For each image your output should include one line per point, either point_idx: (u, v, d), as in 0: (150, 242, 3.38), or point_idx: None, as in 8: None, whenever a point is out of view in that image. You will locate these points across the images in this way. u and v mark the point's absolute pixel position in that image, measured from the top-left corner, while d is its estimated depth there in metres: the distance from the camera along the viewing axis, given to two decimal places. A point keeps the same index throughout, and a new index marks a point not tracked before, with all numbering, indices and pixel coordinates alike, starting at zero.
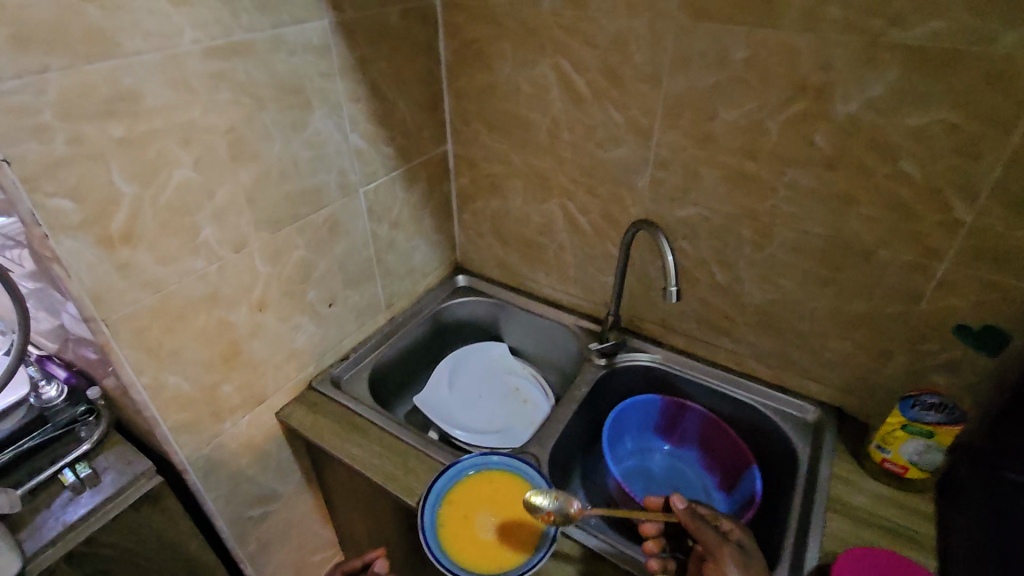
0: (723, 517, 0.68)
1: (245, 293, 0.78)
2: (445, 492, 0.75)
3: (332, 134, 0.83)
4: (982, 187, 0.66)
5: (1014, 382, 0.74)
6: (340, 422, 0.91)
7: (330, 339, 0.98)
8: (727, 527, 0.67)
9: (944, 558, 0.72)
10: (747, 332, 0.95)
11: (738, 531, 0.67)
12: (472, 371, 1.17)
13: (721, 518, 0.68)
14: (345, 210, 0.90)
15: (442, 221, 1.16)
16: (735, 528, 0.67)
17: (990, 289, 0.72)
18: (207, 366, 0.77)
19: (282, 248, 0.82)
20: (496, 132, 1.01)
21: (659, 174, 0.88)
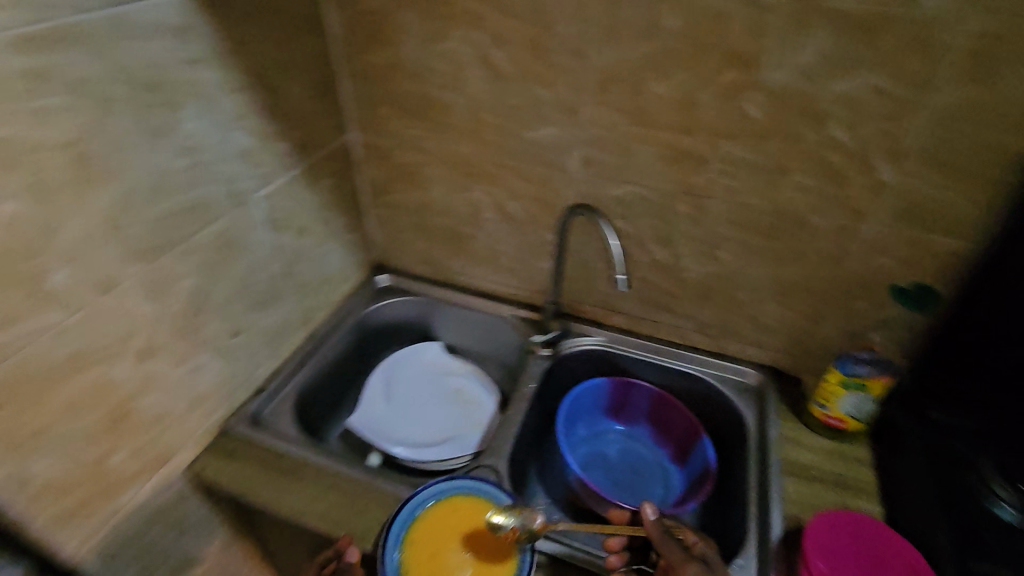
0: (690, 532, 0.64)
1: (125, 341, 0.64)
2: (401, 534, 0.67)
3: (212, 134, 0.68)
4: (905, 149, 0.68)
5: (936, 329, 0.79)
6: (269, 466, 0.79)
7: (242, 371, 0.85)
8: (693, 543, 0.63)
9: (888, 503, 0.76)
10: (687, 306, 0.95)
11: (706, 547, 0.63)
12: (408, 377, 1.08)
13: (688, 532, 0.64)
14: (239, 223, 0.76)
15: (355, 219, 1.04)
16: (703, 543, 0.63)
17: (912, 246, 0.75)
18: (87, 437, 0.62)
19: (167, 280, 0.67)
20: (408, 116, 0.90)
21: (591, 153, 0.83)
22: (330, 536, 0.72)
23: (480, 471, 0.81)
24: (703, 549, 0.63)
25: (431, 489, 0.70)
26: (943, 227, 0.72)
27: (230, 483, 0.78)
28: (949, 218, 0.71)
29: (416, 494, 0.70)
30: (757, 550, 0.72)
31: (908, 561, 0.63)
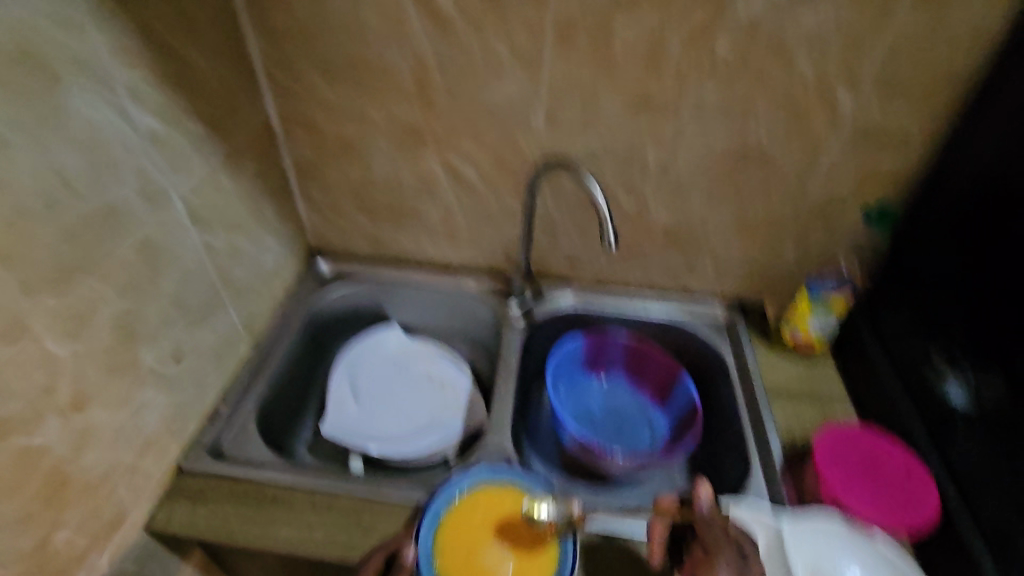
0: (737, 527, 0.63)
1: (49, 396, 0.50)
2: (430, 544, 0.62)
3: (113, 121, 0.54)
4: (865, 78, 0.71)
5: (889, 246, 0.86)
6: (247, 501, 0.69)
7: (189, 401, 0.72)
8: (736, 536, 0.61)
9: (862, 408, 0.83)
10: (655, 255, 0.95)
11: (749, 540, 0.61)
12: (373, 369, 0.99)
13: (737, 527, 0.62)
14: (162, 226, 0.63)
15: (286, 205, 0.91)
16: (747, 537, 0.62)
17: (863, 170, 0.80)
18: (23, 520, 0.49)
19: (86, 311, 0.53)
20: (341, 83, 0.80)
21: (555, 107, 0.78)
22: (341, 564, 0.65)
23: (487, 457, 0.77)
24: (745, 543, 0.61)
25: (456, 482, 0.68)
26: (893, 150, 0.77)
27: (203, 531, 0.65)
28: (903, 140, 0.76)
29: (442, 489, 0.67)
30: (765, 481, 0.75)
31: (906, 468, 0.70)
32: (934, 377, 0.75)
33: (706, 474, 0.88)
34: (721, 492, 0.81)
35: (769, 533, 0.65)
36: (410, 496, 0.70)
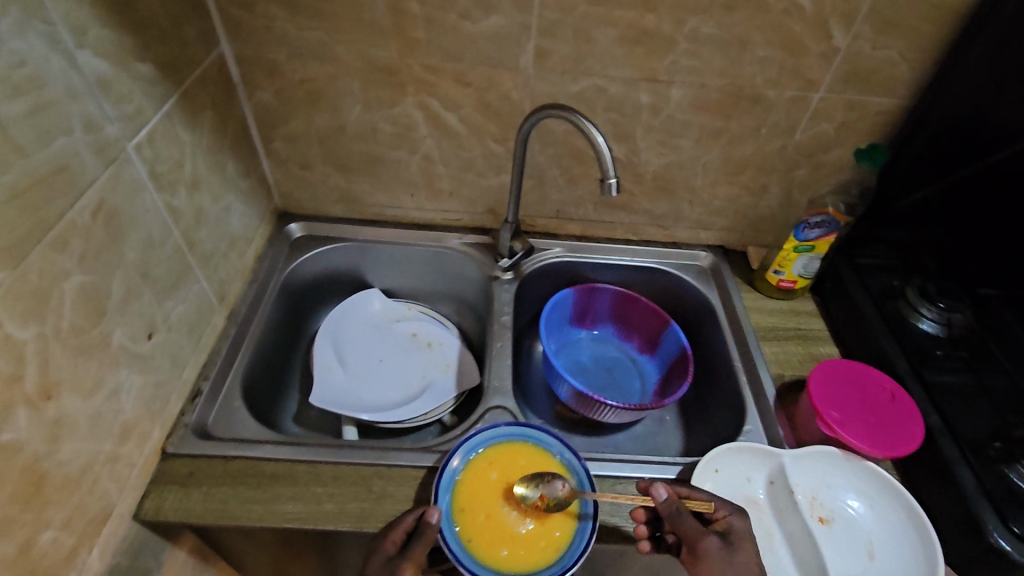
0: (719, 508, 0.61)
1: (13, 386, 0.44)
2: (450, 505, 0.62)
3: (53, 60, 0.46)
4: (862, 10, 0.70)
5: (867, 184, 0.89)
6: (244, 480, 0.64)
7: (167, 379, 0.66)
8: (719, 519, 0.60)
9: (841, 341, 0.88)
10: (641, 202, 0.93)
11: (732, 521, 0.60)
12: (357, 334, 0.94)
13: (717, 509, 0.60)
14: (117, 186, 0.54)
15: (248, 160, 0.83)
16: (729, 519, 0.60)
17: (848, 108, 0.80)
18: (4, 524, 0.44)
19: (43, 287, 0.46)
20: (305, 15, 0.71)
21: (546, 44, 0.73)
22: (356, 534, 0.62)
23: (491, 413, 0.76)
24: (729, 525, 0.59)
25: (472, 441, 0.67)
26: (879, 87, 0.78)
27: (200, 515, 0.61)
28: (888, 76, 0.77)
29: (461, 446, 0.66)
30: (760, 416, 0.78)
31: (891, 391, 0.74)
32: (909, 311, 0.84)
33: (697, 414, 0.91)
34: (717, 430, 0.84)
35: (774, 467, 0.70)
36: (421, 459, 0.68)
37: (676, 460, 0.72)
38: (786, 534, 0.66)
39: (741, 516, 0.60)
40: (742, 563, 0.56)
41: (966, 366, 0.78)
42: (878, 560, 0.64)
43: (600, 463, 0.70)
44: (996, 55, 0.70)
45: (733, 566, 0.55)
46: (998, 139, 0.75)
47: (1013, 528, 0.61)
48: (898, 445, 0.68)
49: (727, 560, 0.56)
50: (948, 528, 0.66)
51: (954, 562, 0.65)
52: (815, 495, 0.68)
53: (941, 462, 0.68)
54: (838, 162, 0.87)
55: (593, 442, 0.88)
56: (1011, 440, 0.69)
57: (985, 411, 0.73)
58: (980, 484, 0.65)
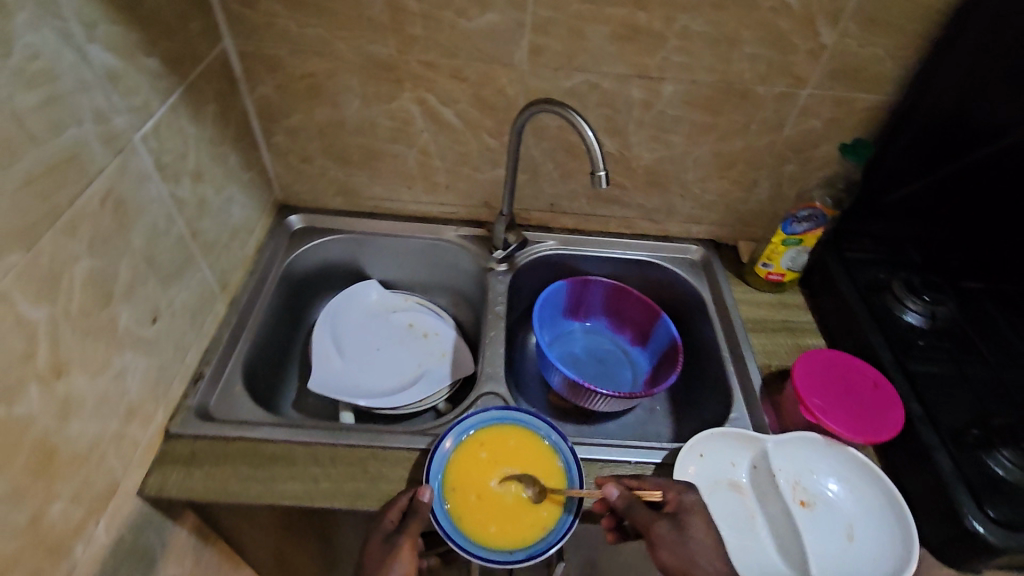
0: (665, 489, 0.63)
1: (26, 363, 0.46)
2: (441, 487, 0.65)
3: (64, 53, 0.48)
4: (847, 8, 0.72)
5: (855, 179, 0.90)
6: (244, 460, 0.67)
7: (171, 363, 0.68)
8: (668, 499, 0.62)
9: (828, 333, 0.90)
10: (633, 196, 0.95)
11: (680, 498, 0.62)
12: (355, 323, 0.97)
13: (663, 490, 0.63)
14: (123, 176, 0.57)
15: (250, 153, 0.85)
16: (677, 497, 0.62)
17: (835, 105, 0.82)
18: (17, 493, 0.46)
19: (53, 270, 0.48)
20: (305, 12, 0.73)
21: (539, 40, 0.76)
22: (351, 512, 0.65)
23: (484, 400, 0.78)
24: (677, 503, 0.62)
25: (466, 426, 0.69)
26: (865, 84, 0.80)
27: (201, 492, 0.63)
28: (874, 73, 0.79)
29: (454, 430, 0.69)
30: (746, 404, 0.81)
31: (874, 379, 0.76)
32: (895, 304, 0.85)
33: (686, 404, 0.93)
34: (705, 420, 0.86)
35: (757, 451, 0.72)
36: (414, 442, 0.70)
37: (662, 445, 0.75)
38: (768, 515, 0.69)
39: (688, 494, 0.62)
40: (695, 537, 0.58)
41: (950, 358, 0.80)
42: (856, 542, 0.66)
43: (588, 447, 0.73)
44: (977, 55, 0.73)
45: (687, 542, 0.58)
46: (984, 136, 0.79)
47: (989, 513, 0.63)
48: (878, 431, 0.71)
49: (679, 537, 0.58)
50: (924, 512, 0.68)
51: (929, 546, 0.67)
52: (797, 479, 0.71)
53: (920, 449, 0.70)
54: (826, 158, 0.89)
55: (583, 430, 0.90)
56: (990, 428, 0.72)
57: (965, 400, 0.75)
58: (957, 470, 0.67)
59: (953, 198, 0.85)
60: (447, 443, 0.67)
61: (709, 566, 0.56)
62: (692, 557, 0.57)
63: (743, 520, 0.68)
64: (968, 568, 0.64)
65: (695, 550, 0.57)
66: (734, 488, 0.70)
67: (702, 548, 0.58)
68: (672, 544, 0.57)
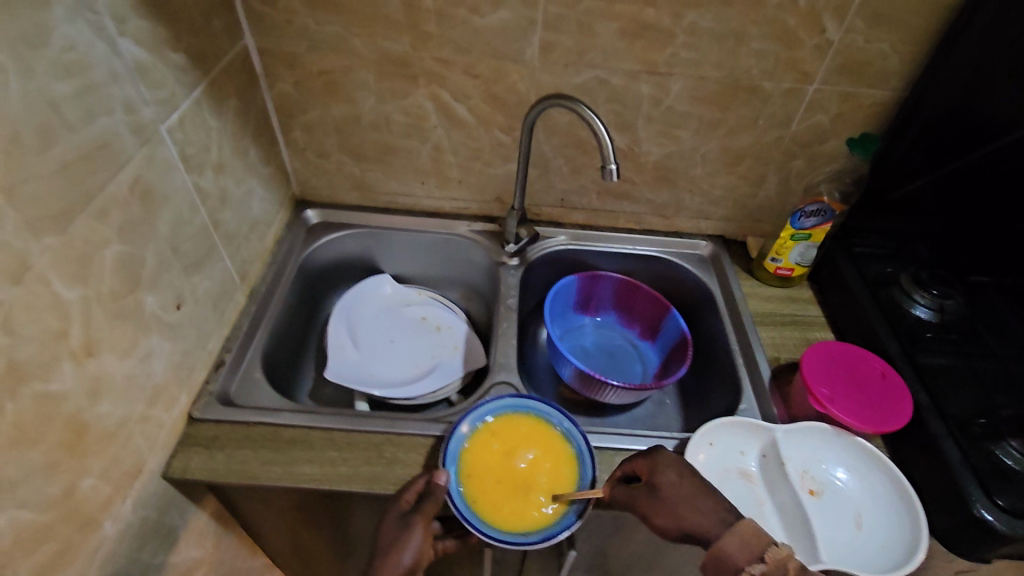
0: (634, 460, 0.65)
1: (61, 341, 0.48)
2: (457, 471, 0.66)
3: (97, 46, 0.50)
4: (855, 4, 0.73)
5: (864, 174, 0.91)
6: (263, 444, 0.69)
7: (193, 349, 0.70)
8: (640, 468, 0.64)
9: (837, 327, 0.90)
10: (642, 191, 0.97)
11: (650, 462, 0.64)
12: (369, 315, 0.98)
13: (633, 463, 0.65)
14: (151, 166, 0.59)
15: (269, 148, 0.88)
16: (647, 464, 0.64)
17: (843, 100, 0.83)
18: (49, 467, 0.48)
19: (86, 253, 0.50)
20: (322, 9, 0.75)
21: (551, 37, 0.77)
22: (367, 496, 0.66)
23: (497, 389, 0.80)
24: (649, 467, 0.63)
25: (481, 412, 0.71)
26: (873, 79, 0.81)
27: (223, 474, 0.65)
28: (881, 68, 0.80)
29: (470, 415, 0.70)
30: (755, 395, 0.81)
31: (882, 370, 0.77)
32: (903, 298, 0.86)
33: (695, 397, 0.94)
34: (714, 412, 0.87)
35: (767, 441, 0.73)
36: (429, 428, 0.72)
37: (673, 435, 0.76)
38: (777, 504, 0.70)
39: (655, 457, 0.64)
40: (674, 490, 0.60)
41: (957, 350, 0.81)
42: (865, 529, 0.67)
43: (600, 436, 0.74)
44: (983, 48, 0.72)
45: (668, 499, 0.60)
46: (988, 130, 0.77)
47: (997, 502, 0.63)
48: (887, 420, 0.71)
49: (660, 501, 0.60)
50: (933, 501, 0.68)
51: (938, 535, 0.67)
52: (807, 468, 0.71)
53: (929, 439, 0.71)
54: (834, 153, 0.90)
55: (594, 421, 0.91)
56: (998, 418, 0.72)
57: (974, 391, 0.76)
58: (966, 459, 0.67)
59: None
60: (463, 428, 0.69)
61: (696, 513, 0.59)
62: (679, 513, 0.59)
63: (751, 508, 0.69)
64: (976, 557, 0.64)
65: (679, 503, 0.60)
66: (743, 477, 0.71)
67: (685, 500, 0.60)
68: (657, 507, 0.60)
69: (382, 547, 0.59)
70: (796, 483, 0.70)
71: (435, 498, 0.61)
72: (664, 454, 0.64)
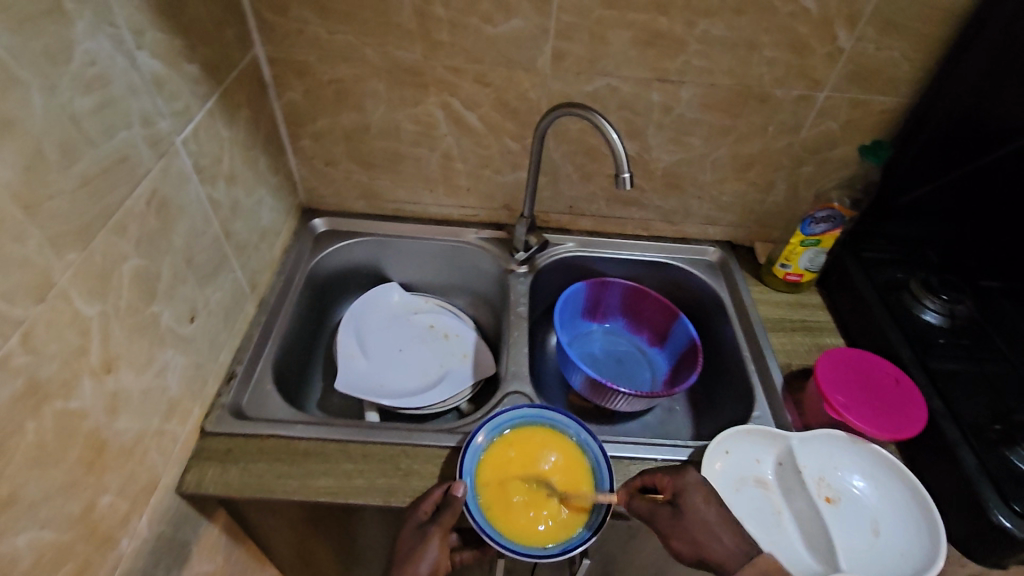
0: (660, 476, 0.65)
1: (81, 357, 0.47)
2: (473, 483, 0.66)
3: (116, 59, 0.50)
4: (866, 12, 0.74)
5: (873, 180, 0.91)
6: (277, 457, 0.68)
7: (206, 361, 0.69)
8: (664, 486, 0.64)
9: (847, 332, 0.91)
10: (651, 198, 0.97)
11: (676, 482, 0.64)
12: (377, 324, 0.98)
13: (658, 479, 0.65)
14: (165, 178, 0.58)
15: (278, 157, 0.87)
16: (673, 483, 0.64)
17: (852, 107, 0.84)
18: (68, 487, 0.47)
19: (105, 268, 0.50)
20: (334, 19, 0.75)
21: (563, 45, 0.77)
22: (384, 508, 0.66)
23: (510, 398, 0.79)
24: (674, 487, 0.63)
25: (499, 421, 0.71)
26: (882, 86, 0.81)
27: (237, 488, 0.65)
28: (890, 76, 0.80)
29: (487, 424, 0.70)
30: (768, 402, 0.81)
31: (895, 377, 0.77)
32: (913, 303, 0.86)
33: (705, 403, 0.94)
34: (727, 418, 0.87)
35: (782, 448, 0.73)
36: (444, 439, 0.71)
37: (688, 443, 0.75)
38: (794, 511, 0.69)
39: (682, 477, 0.64)
40: (696, 514, 0.61)
41: (968, 355, 0.81)
42: (882, 536, 0.67)
43: (615, 445, 0.73)
44: (993, 56, 0.73)
45: (689, 523, 0.60)
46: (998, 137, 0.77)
47: (1014, 508, 0.63)
48: (902, 427, 0.71)
49: (682, 522, 0.60)
50: (950, 508, 0.68)
51: (955, 541, 0.67)
52: (823, 476, 0.71)
53: (944, 446, 0.71)
54: (843, 159, 0.91)
55: (605, 429, 0.91)
56: (1011, 423, 0.72)
57: (987, 397, 0.76)
58: (982, 466, 0.67)
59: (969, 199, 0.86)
60: (480, 436, 0.69)
61: (717, 541, 0.59)
62: (698, 537, 0.59)
63: (767, 515, 0.69)
64: (994, 563, 0.64)
65: (699, 527, 0.60)
66: (758, 484, 0.71)
67: (706, 525, 0.60)
68: (676, 529, 0.60)
69: (401, 559, 0.59)
70: (812, 490, 0.70)
71: (453, 510, 0.60)
72: (692, 475, 0.64)
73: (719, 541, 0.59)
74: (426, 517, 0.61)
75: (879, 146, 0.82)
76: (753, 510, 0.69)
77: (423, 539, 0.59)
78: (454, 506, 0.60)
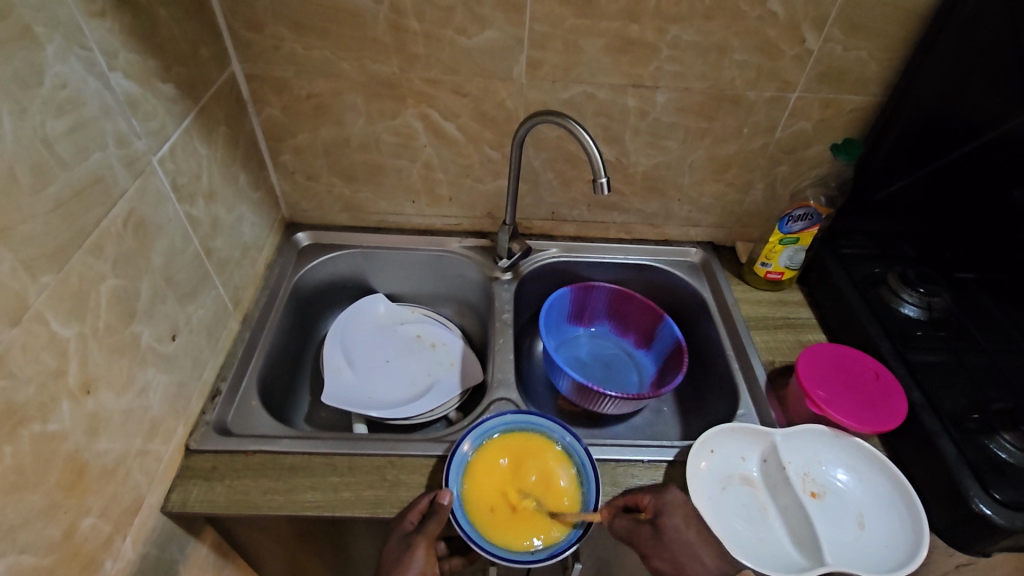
0: (641, 495, 0.65)
1: (58, 380, 0.47)
2: (460, 493, 0.66)
3: (88, 81, 0.50)
4: (831, 15, 0.75)
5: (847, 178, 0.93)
6: (263, 472, 0.68)
7: (189, 379, 0.69)
8: (646, 504, 0.64)
9: (828, 329, 0.92)
10: (632, 201, 0.98)
11: (657, 501, 0.64)
12: (363, 335, 0.98)
13: (639, 498, 0.65)
14: (140, 198, 0.58)
15: (258, 172, 0.87)
16: (654, 502, 0.64)
17: (823, 107, 0.86)
18: (47, 511, 0.47)
19: (82, 289, 0.50)
20: (310, 35, 0.76)
21: (537, 55, 0.78)
22: (372, 520, 0.66)
23: (497, 405, 0.80)
24: (655, 506, 0.64)
25: (485, 429, 0.71)
26: (852, 85, 0.83)
27: (224, 505, 0.64)
28: (859, 76, 0.82)
29: (473, 432, 0.70)
30: (752, 400, 0.82)
31: (875, 370, 0.78)
32: (891, 297, 0.87)
33: (693, 403, 0.95)
34: (713, 418, 0.88)
35: (766, 445, 0.74)
36: (430, 449, 0.71)
37: (674, 443, 0.76)
38: (780, 507, 0.70)
39: (663, 496, 0.65)
40: (677, 534, 0.61)
41: (946, 347, 0.82)
42: (867, 528, 0.67)
43: (602, 447, 0.74)
44: (958, 55, 0.75)
45: (670, 543, 0.60)
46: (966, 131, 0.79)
47: (994, 496, 0.64)
48: (883, 420, 0.73)
49: (664, 542, 0.60)
50: (933, 498, 0.69)
51: (938, 531, 0.68)
52: (807, 471, 0.72)
53: (925, 437, 0.72)
54: (818, 158, 0.92)
55: (593, 433, 0.91)
56: (989, 412, 0.73)
57: (965, 387, 0.77)
58: (961, 455, 0.68)
59: (941, 193, 0.88)
60: (467, 443, 0.69)
61: (697, 562, 0.60)
62: (679, 559, 0.60)
63: (752, 512, 0.70)
64: (977, 551, 0.64)
65: (680, 549, 0.60)
66: (744, 483, 0.72)
67: (687, 547, 0.61)
68: (658, 549, 0.60)
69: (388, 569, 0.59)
70: (796, 485, 0.70)
71: (440, 517, 0.60)
72: (673, 494, 0.65)
73: (701, 561, 0.60)
74: (413, 524, 0.61)
75: (851, 145, 0.83)
76: (739, 508, 0.70)
77: (410, 547, 0.59)
78: (441, 513, 0.60)
